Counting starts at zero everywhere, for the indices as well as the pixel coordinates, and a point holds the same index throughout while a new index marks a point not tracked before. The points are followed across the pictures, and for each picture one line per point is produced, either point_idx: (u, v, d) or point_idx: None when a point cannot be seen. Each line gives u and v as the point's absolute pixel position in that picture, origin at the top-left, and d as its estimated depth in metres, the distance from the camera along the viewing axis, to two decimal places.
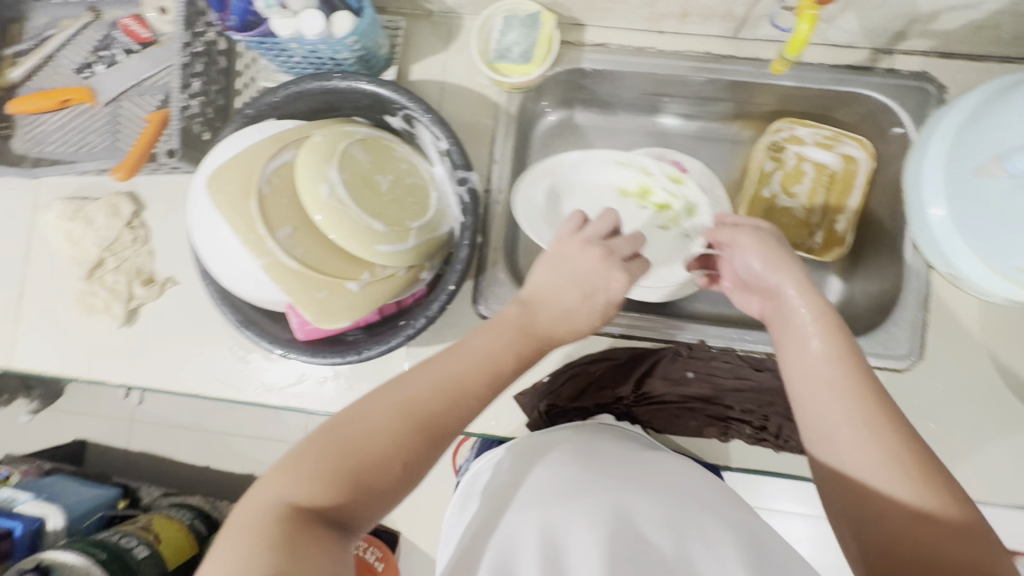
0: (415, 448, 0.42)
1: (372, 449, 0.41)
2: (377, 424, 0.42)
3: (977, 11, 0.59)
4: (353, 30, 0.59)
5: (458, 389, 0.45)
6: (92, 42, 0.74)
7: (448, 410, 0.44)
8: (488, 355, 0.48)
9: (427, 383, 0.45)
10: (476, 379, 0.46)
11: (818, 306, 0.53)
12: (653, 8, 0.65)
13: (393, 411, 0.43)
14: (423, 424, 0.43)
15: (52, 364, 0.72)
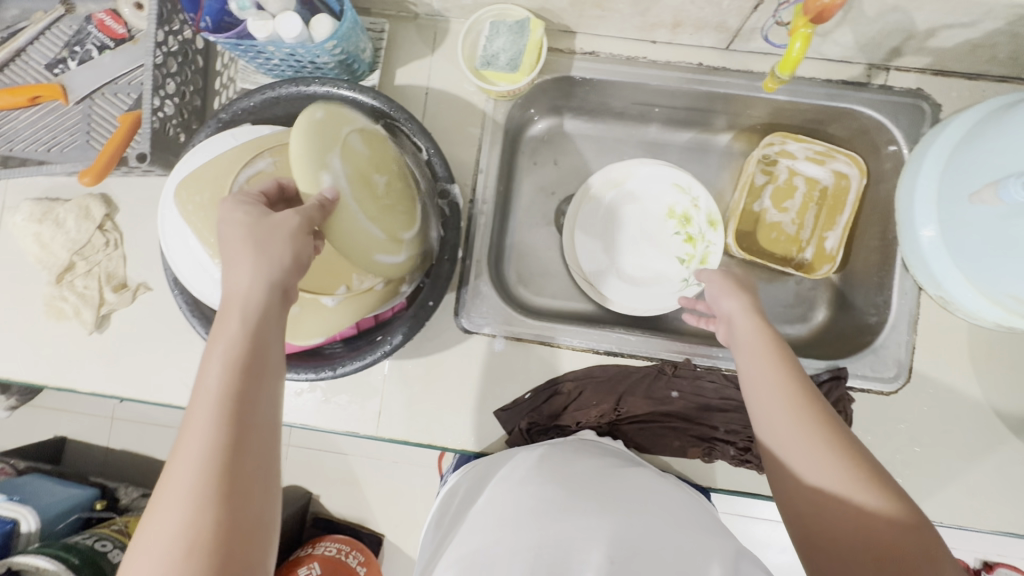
0: (201, 529, 0.35)
1: (176, 524, 0.35)
2: (164, 502, 0.36)
3: (974, 29, 0.57)
4: (332, 34, 0.56)
5: (202, 442, 0.37)
6: (65, 37, 0.71)
7: (216, 467, 0.36)
8: (206, 380, 0.39)
9: (179, 462, 0.36)
10: (216, 408, 0.38)
11: (757, 319, 0.54)
12: (645, 17, 0.63)
13: (176, 471, 0.36)
14: (212, 486, 0.36)
15: (19, 370, 0.69)
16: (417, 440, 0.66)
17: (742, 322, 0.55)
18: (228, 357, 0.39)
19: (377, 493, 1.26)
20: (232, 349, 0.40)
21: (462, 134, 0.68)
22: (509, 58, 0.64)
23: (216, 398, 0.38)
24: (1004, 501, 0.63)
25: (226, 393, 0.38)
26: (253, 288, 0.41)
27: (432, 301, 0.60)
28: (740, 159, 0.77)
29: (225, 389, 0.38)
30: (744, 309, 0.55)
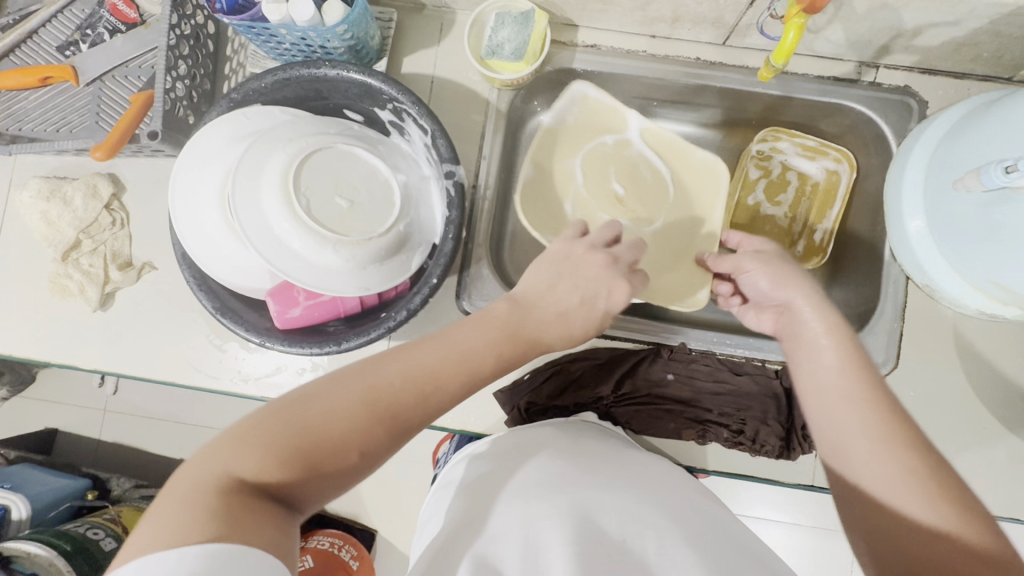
0: (373, 441, 0.41)
1: (334, 425, 0.40)
2: (330, 404, 0.41)
3: (958, 28, 0.60)
4: (344, 19, 0.58)
5: (420, 390, 0.43)
6: (77, 20, 0.73)
7: (416, 411, 0.43)
8: (467, 346, 0.46)
9: (378, 389, 0.43)
10: (453, 380, 0.45)
11: (832, 317, 0.52)
12: (645, 12, 0.65)
13: (356, 391, 0.42)
14: (370, 427, 0.41)
15: (21, 347, 0.70)
16: None
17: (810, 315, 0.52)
18: (463, 357, 0.46)
19: (370, 487, 1.26)
20: (469, 357, 0.46)
21: (690, 206, 0.69)
22: (705, 159, 0.69)
23: (440, 375, 0.44)
24: (988, 485, 0.65)
25: (419, 379, 0.44)
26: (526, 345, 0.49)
27: (435, 278, 0.59)
28: (734, 154, 0.80)
29: (473, 375, 0.46)
30: (814, 303, 0.53)
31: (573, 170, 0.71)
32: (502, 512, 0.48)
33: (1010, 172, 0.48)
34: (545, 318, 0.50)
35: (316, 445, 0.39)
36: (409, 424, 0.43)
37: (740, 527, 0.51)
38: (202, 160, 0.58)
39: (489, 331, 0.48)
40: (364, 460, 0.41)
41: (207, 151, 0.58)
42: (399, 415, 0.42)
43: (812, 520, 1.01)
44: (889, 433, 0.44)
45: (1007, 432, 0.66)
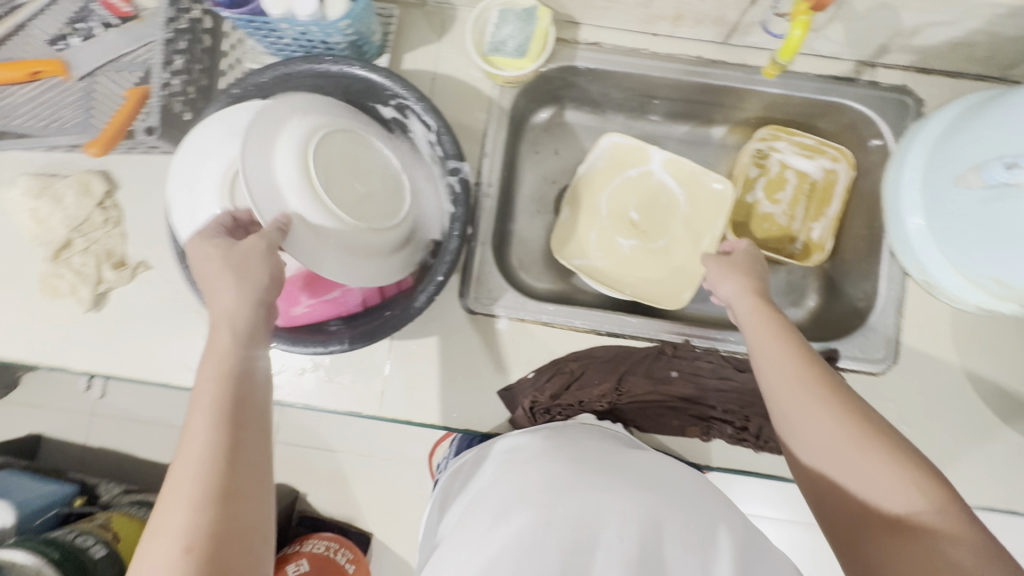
0: (196, 527, 0.38)
1: (173, 526, 0.38)
2: (164, 509, 0.39)
3: (956, 28, 0.61)
4: (347, 14, 0.57)
5: (205, 455, 0.40)
6: (67, 14, 0.71)
7: (222, 466, 0.40)
8: (204, 398, 0.43)
9: (183, 462, 0.40)
10: (211, 419, 0.42)
11: (759, 300, 0.57)
12: (648, 10, 0.65)
13: (175, 479, 0.40)
14: (203, 498, 0.39)
15: (9, 349, 0.68)
16: (421, 420, 0.66)
17: (742, 306, 0.57)
18: (222, 370, 0.44)
19: (367, 491, 1.24)
20: (221, 368, 0.44)
21: (699, 224, 0.74)
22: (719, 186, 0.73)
23: (208, 409, 0.42)
24: (986, 478, 0.66)
25: (217, 405, 0.42)
26: (245, 308, 0.46)
27: (441, 275, 0.58)
28: (734, 152, 0.80)
29: (227, 405, 0.43)
30: (747, 294, 0.58)
31: (602, 202, 0.76)
32: (515, 511, 0.48)
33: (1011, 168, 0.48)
34: (218, 310, 0.46)
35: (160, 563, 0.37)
36: (225, 473, 0.40)
37: (749, 524, 0.51)
38: (209, 149, 0.56)
39: (228, 330, 0.45)
40: (202, 553, 0.37)
41: (208, 146, 0.57)
42: (217, 458, 0.40)
43: (809, 516, 1.01)
44: (829, 408, 0.47)
45: (1003, 425, 0.67)
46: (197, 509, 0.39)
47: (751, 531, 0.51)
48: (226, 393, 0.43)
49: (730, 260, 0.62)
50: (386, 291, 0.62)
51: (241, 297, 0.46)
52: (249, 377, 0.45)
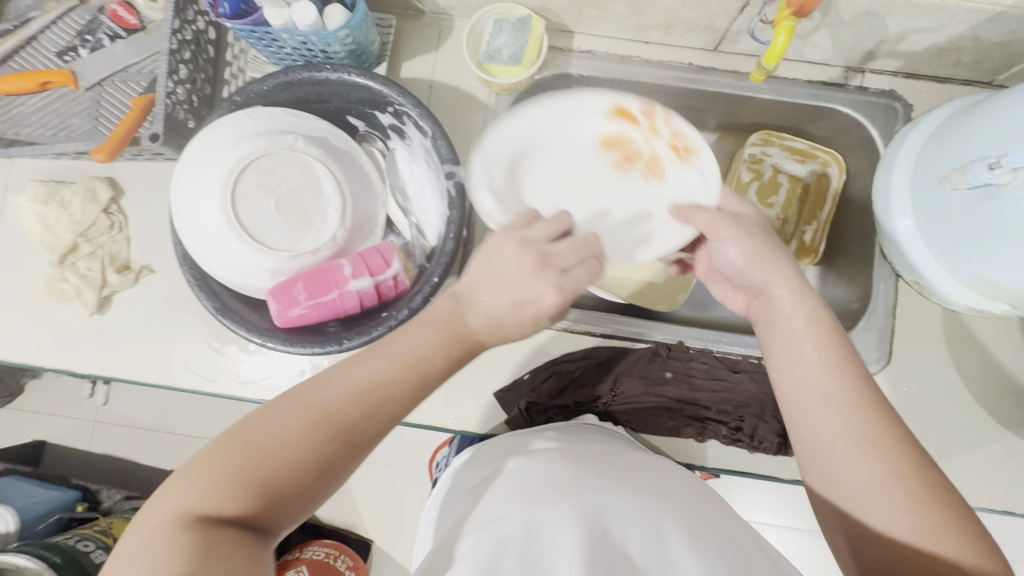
0: (325, 459, 0.41)
1: (305, 438, 0.41)
2: (304, 412, 0.41)
3: (940, 34, 0.62)
4: (345, 24, 0.59)
5: (363, 402, 0.43)
6: (76, 26, 0.73)
7: (375, 431, 0.43)
8: (410, 350, 0.46)
9: (349, 392, 0.43)
10: (404, 385, 0.44)
11: (806, 303, 0.49)
12: (639, 19, 0.67)
13: (329, 396, 0.42)
14: (344, 439, 0.42)
15: (15, 352, 0.69)
16: (418, 421, 0.67)
17: (788, 305, 0.49)
18: (435, 346, 0.46)
19: (367, 497, 1.25)
20: (437, 343, 0.46)
21: None
22: None
23: (407, 367, 0.45)
24: (982, 479, 0.66)
25: (415, 370, 0.45)
26: (505, 313, 0.47)
27: (436, 276, 0.59)
28: (727, 157, 0.82)
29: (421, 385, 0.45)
30: (793, 293, 0.50)
31: None
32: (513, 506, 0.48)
33: (994, 169, 0.49)
34: (484, 293, 0.47)
35: (283, 460, 0.40)
36: (368, 430, 0.43)
37: (746, 527, 0.51)
38: (212, 156, 0.59)
39: (468, 318, 0.47)
40: (316, 478, 0.41)
41: (210, 151, 0.59)
42: (374, 421, 0.43)
43: (809, 521, 1.01)
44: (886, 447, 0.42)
45: (998, 425, 0.67)
46: (337, 443, 0.42)
47: (748, 534, 0.50)
48: (421, 372, 0.45)
49: (753, 238, 0.53)
50: (378, 284, 0.61)
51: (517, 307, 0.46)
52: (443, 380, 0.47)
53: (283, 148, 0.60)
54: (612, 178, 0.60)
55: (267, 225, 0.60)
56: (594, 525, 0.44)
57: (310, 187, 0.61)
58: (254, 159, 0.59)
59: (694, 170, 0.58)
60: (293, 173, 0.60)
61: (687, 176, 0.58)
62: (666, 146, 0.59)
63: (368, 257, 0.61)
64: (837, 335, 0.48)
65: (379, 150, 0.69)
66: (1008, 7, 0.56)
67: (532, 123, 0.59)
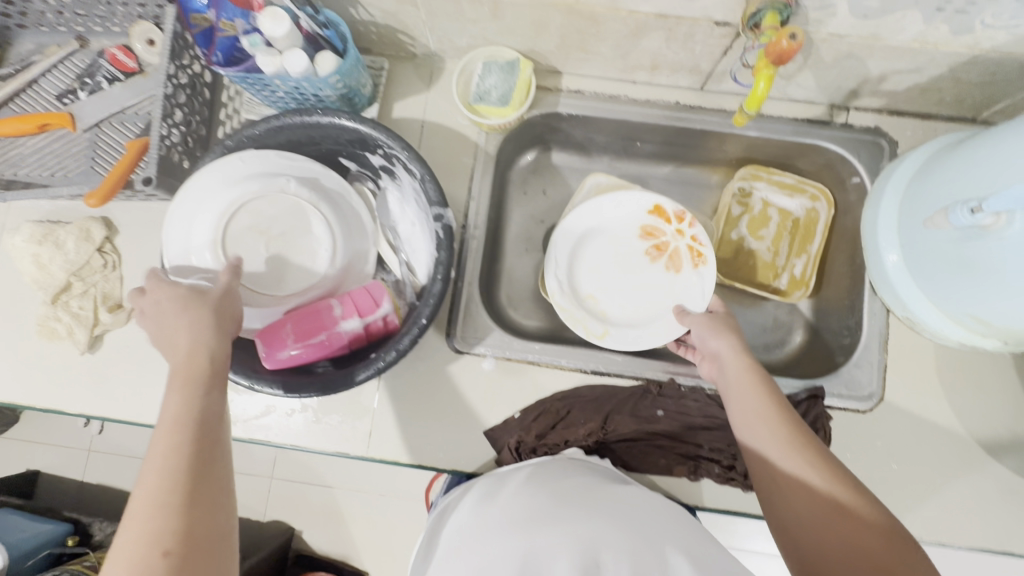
0: (168, 530, 0.40)
1: (144, 531, 0.39)
2: (136, 516, 0.40)
3: (921, 75, 0.63)
4: (336, 70, 0.60)
5: (168, 469, 0.41)
6: (76, 70, 0.75)
7: (189, 481, 0.42)
8: (170, 408, 0.44)
9: (147, 476, 0.41)
10: (170, 441, 0.42)
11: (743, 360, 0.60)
12: (625, 60, 0.68)
13: (141, 486, 0.41)
14: (178, 500, 0.41)
15: (6, 391, 0.69)
16: (407, 461, 0.67)
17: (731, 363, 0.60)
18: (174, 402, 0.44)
19: (362, 529, 1.23)
20: (183, 390, 0.45)
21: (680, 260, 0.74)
22: None
23: (162, 426, 0.43)
24: (981, 518, 0.65)
25: (176, 419, 0.43)
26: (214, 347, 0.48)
27: (425, 317, 0.58)
28: (717, 191, 0.83)
29: (193, 423, 0.44)
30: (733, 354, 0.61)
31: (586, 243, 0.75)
32: (501, 543, 0.49)
33: (975, 212, 0.50)
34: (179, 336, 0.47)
35: (132, 565, 0.38)
36: (196, 480, 0.42)
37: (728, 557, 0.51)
38: (205, 196, 0.60)
39: (192, 360, 0.46)
40: (176, 555, 0.39)
41: (203, 193, 0.59)
42: (190, 472, 0.42)
43: None
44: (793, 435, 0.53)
45: (996, 463, 0.66)
46: (168, 515, 0.40)
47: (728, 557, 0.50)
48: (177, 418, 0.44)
49: (709, 322, 0.65)
50: (365, 322, 0.60)
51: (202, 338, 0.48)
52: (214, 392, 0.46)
53: (272, 192, 0.61)
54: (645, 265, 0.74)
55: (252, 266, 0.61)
56: (575, 553, 0.45)
57: (300, 229, 0.62)
58: (245, 204, 0.60)
59: (698, 275, 0.72)
60: (283, 216, 0.62)
61: (692, 280, 0.72)
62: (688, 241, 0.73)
63: (356, 297, 0.61)
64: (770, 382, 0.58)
65: (370, 189, 0.71)
66: (985, 51, 0.57)
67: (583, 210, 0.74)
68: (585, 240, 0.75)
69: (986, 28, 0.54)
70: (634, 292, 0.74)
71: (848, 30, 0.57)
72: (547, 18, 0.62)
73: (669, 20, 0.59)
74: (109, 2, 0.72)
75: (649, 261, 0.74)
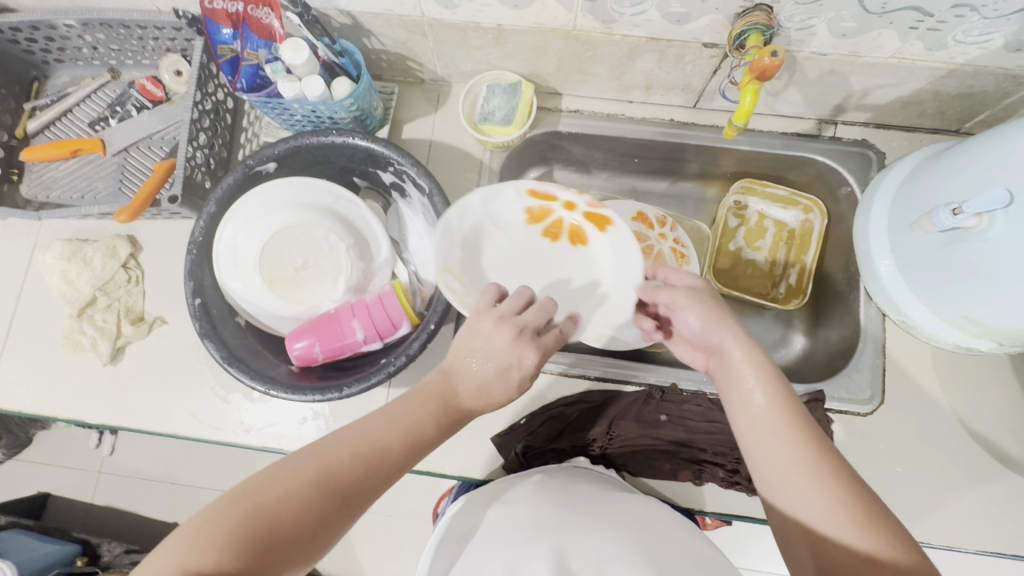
0: (379, 473, 0.44)
1: (379, 440, 0.45)
2: (373, 428, 0.46)
3: (902, 88, 0.67)
4: (350, 94, 0.65)
5: (371, 461, 0.44)
6: (108, 99, 0.80)
7: (409, 458, 0.46)
8: (406, 418, 0.47)
9: (392, 417, 0.47)
10: (435, 411, 0.48)
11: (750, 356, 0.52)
12: (621, 81, 0.72)
13: (390, 415, 0.47)
14: (398, 456, 0.45)
15: (31, 402, 0.72)
16: (417, 467, 0.68)
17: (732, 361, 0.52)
18: (473, 391, 0.50)
19: (369, 549, 1.23)
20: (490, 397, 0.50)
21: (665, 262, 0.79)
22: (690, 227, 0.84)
23: (447, 401, 0.49)
24: (988, 521, 0.65)
25: (450, 408, 0.49)
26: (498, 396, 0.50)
27: (433, 322, 0.60)
28: (713, 204, 0.86)
29: (413, 442, 0.46)
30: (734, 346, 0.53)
31: None
32: (509, 551, 0.48)
33: (956, 214, 0.52)
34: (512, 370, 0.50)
35: (354, 455, 0.44)
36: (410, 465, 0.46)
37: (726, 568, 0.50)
38: (257, 210, 0.65)
39: (484, 378, 0.50)
40: (361, 492, 0.43)
41: (247, 214, 0.65)
42: (412, 452, 0.46)
43: None
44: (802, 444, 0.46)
45: (1000, 465, 0.67)
46: (376, 464, 0.44)
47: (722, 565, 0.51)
48: (444, 425, 0.49)
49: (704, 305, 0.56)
50: (382, 335, 0.63)
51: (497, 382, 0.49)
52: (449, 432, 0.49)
53: (342, 203, 0.67)
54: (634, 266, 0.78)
55: (288, 251, 0.66)
56: (580, 558, 0.46)
57: (329, 256, 0.66)
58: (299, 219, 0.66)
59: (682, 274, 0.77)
60: (308, 245, 0.66)
61: None
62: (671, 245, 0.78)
63: (374, 313, 0.63)
64: (780, 383, 0.50)
65: (383, 206, 0.75)
66: (960, 65, 0.60)
67: None
68: None
69: (958, 44, 0.57)
70: None
71: (828, 49, 0.61)
72: (547, 43, 0.66)
73: (660, 43, 0.63)
74: (139, 38, 0.75)
75: None
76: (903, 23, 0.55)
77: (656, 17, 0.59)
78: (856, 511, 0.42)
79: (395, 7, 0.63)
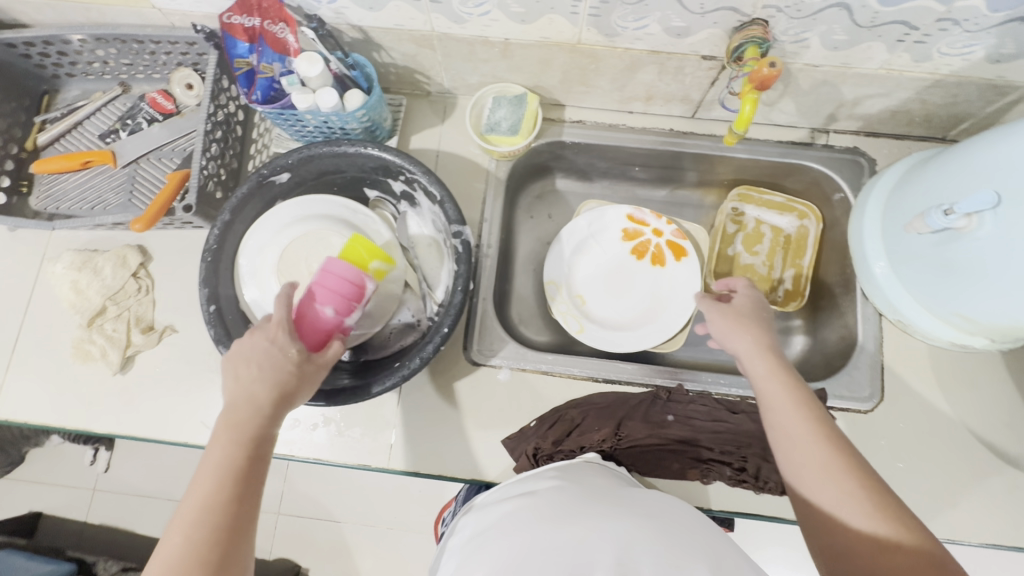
0: (216, 516, 0.46)
1: (199, 500, 0.46)
2: (197, 488, 0.47)
3: (891, 98, 0.70)
4: (363, 105, 0.66)
5: (198, 519, 0.45)
6: (119, 112, 0.81)
7: (239, 477, 0.48)
8: (212, 462, 0.48)
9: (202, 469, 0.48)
10: (228, 436, 0.50)
11: (770, 356, 0.57)
12: (622, 92, 0.75)
13: (201, 473, 0.48)
14: (232, 486, 0.47)
15: (39, 413, 0.72)
16: (428, 472, 0.69)
17: (754, 359, 0.57)
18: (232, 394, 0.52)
19: (371, 563, 1.22)
20: (259, 386, 0.52)
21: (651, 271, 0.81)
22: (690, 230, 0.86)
23: (227, 423, 0.50)
24: (990, 515, 0.66)
25: (233, 420, 0.50)
26: (263, 389, 0.51)
27: (447, 326, 0.61)
28: (712, 211, 0.89)
29: (236, 477, 0.48)
30: (757, 347, 0.58)
31: (583, 259, 0.82)
32: (536, 531, 0.49)
33: (948, 214, 0.54)
34: (247, 370, 0.52)
35: (186, 528, 0.45)
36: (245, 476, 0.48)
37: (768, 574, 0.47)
38: (272, 226, 0.68)
39: (240, 379, 0.52)
40: (217, 533, 0.45)
41: (266, 228, 0.67)
42: (239, 471, 0.48)
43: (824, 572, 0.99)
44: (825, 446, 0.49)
45: (998, 459, 0.68)
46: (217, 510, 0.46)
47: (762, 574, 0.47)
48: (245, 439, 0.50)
49: (734, 312, 0.62)
50: (351, 300, 0.56)
51: (260, 375, 0.52)
52: (275, 422, 0.52)
53: (355, 215, 0.70)
54: (625, 275, 0.81)
55: (306, 256, 0.66)
56: (601, 544, 0.45)
57: None
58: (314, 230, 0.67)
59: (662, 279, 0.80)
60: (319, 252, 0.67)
61: (658, 284, 0.80)
62: (650, 254, 0.81)
63: (328, 285, 0.56)
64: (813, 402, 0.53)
65: (391, 215, 0.76)
66: (945, 75, 0.64)
67: (582, 228, 0.82)
68: (582, 255, 0.82)
69: (943, 56, 0.61)
70: (616, 300, 0.80)
71: (821, 61, 0.64)
72: (551, 57, 0.69)
73: (661, 56, 0.66)
74: (152, 53, 0.77)
75: (624, 271, 0.81)
76: (891, 36, 0.58)
77: (657, 31, 0.62)
78: (891, 530, 0.43)
79: (406, 23, 0.65)
